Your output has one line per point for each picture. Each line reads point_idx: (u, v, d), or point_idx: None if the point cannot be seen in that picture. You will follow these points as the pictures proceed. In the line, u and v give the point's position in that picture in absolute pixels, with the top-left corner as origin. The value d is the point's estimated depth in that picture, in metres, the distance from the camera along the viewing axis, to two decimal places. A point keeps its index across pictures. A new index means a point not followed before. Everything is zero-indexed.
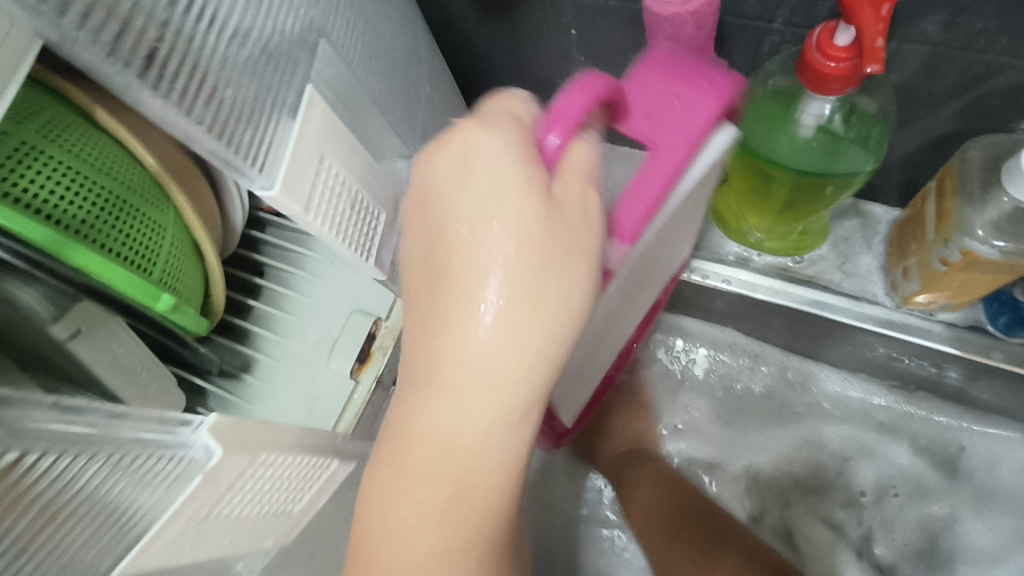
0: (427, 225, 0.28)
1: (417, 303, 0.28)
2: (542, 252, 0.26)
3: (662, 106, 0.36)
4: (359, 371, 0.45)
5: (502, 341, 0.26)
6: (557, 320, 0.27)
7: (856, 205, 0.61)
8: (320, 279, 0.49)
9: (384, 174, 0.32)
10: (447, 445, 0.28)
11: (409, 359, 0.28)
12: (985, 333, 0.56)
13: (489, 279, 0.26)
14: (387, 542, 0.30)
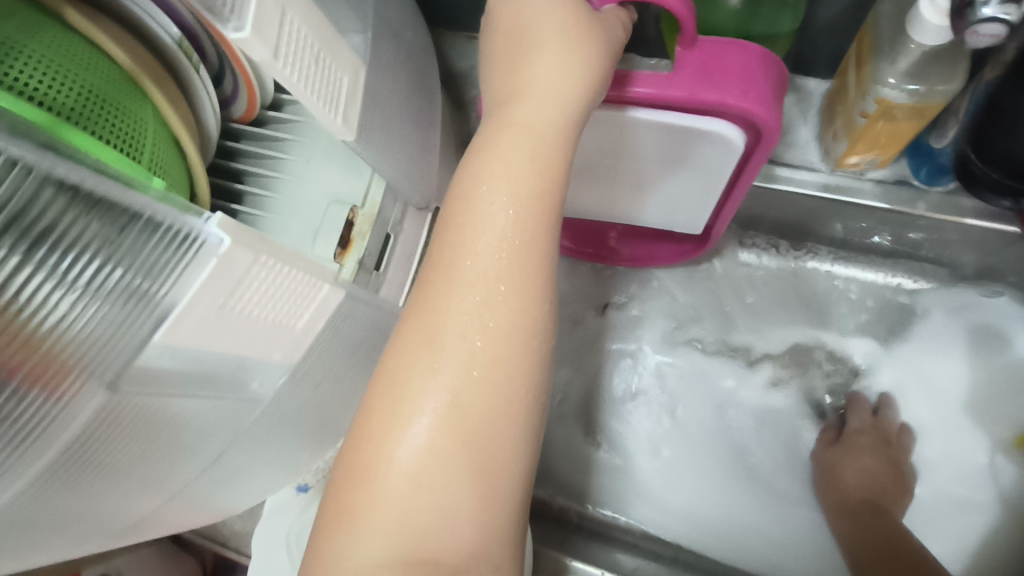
0: (500, 38, 0.43)
1: (506, 55, 0.42)
2: (576, 32, 0.41)
3: (714, 66, 0.46)
4: (342, 256, 0.49)
5: (553, 97, 0.40)
6: (587, 90, 0.41)
7: (792, 81, 0.65)
8: (296, 179, 0.53)
9: (341, 43, 0.35)
10: (513, 181, 0.39)
11: (499, 93, 0.42)
12: (910, 186, 0.62)
13: (548, 31, 0.41)
14: (451, 232, 0.40)
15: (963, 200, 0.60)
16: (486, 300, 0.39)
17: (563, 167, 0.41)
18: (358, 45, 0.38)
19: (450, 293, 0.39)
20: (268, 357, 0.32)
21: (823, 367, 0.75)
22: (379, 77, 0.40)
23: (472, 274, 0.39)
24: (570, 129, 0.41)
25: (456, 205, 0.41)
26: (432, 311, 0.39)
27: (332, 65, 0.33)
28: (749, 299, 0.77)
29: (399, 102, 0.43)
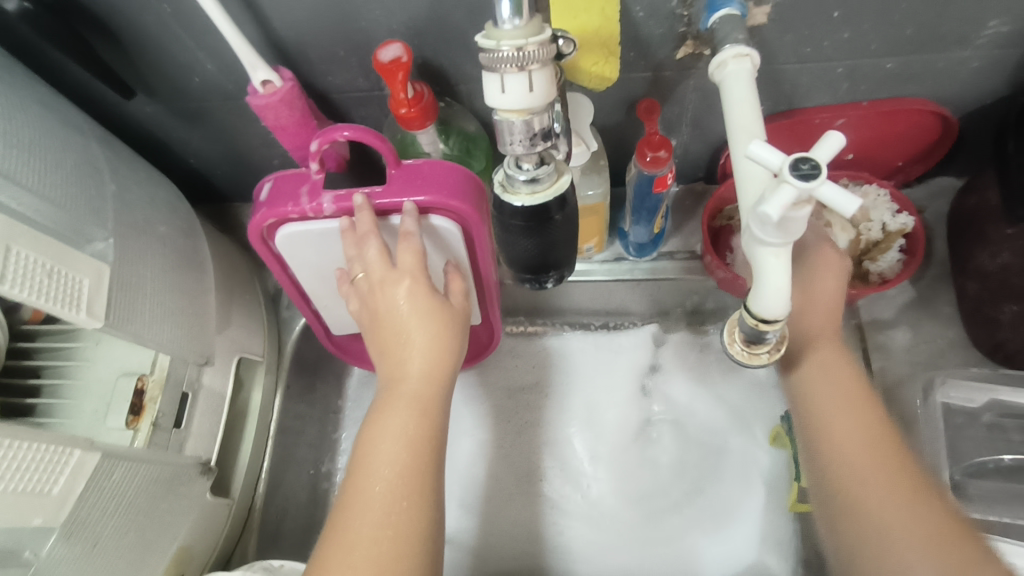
0: (379, 326, 0.53)
1: (381, 324, 0.53)
2: (435, 311, 0.53)
3: (416, 176, 0.53)
4: (135, 422, 0.54)
5: (429, 366, 0.52)
6: (452, 351, 0.53)
7: None
8: (88, 361, 0.58)
9: (80, 253, 0.45)
10: (406, 429, 0.50)
11: (385, 351, 0.53)
12: (627, 259, 0.79)
13: (405, 299, 0.52)
14: (359, 476, 0.48)
15: (666, 262, 0.78)
16: (387, 528, 0.46)
17: (443, 417, 0.52)
18: (102, 249, 0.48)
19: (355, 524, 0.46)
20: (28, 522, 0.39)
21: (636, 406, 0.85)
22: (126, 271, 0.49)
23: (385, 510, 0.47)
24: (442, 387, 0.53)
25: (362, 457, 0.49)
26: (352, 546, 0.45)
27: (70, 274, 0.43)
28: (560, 366, 0.88)
29: (161, 288, 0.53)
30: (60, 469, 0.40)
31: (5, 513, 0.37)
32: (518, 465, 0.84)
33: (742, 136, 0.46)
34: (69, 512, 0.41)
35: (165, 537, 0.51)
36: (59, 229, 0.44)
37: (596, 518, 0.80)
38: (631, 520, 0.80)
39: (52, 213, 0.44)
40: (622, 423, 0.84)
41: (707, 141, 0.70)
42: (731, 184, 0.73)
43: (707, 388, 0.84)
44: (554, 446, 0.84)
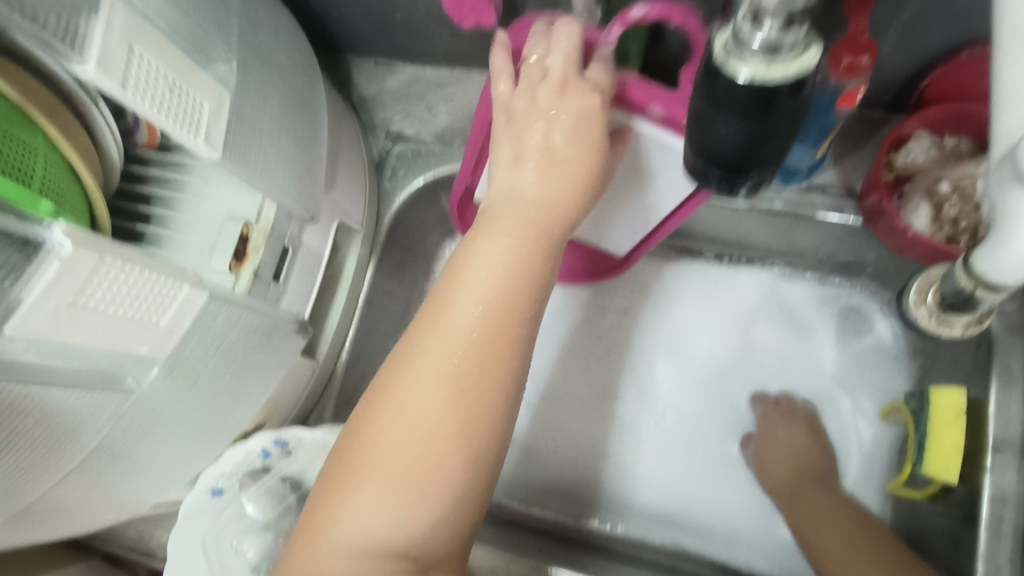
0: (510, 139, 0.52)
1: (515, 135, 0.52)
2: (575, 139, 0.49)
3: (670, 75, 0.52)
4: (237, 267, 0.53)
5: (547, 197, 0.49)
6: (587, 187, 0.50)
7: None
8: (196, 197, 0.57)
9: (200, 70, 0.41)
10: (502, 258, 0.47)
11: (508, 159, 0.51)
12: (769, 187, 0.69)
13: (552, 121, 0.50)
14: (448, 291, 0.47)
15: (816, 197, 0.67)
16: (463, 355, 0.45)
17: (548, 257, 0.49)
18: (223, 73, 0.44)
19: (433, 337, 0.46)
20: (135, 349, 0.37)
21: (741, 348, 0.79)
22: (245, 103, 0.45)
23: (467, 333, 0.45)
24: (557, 228, 0.50)
25: (457, 273, 0.48)
26: (425, 362, 0.45)
27: (189, 92, 0.39)
28: (666, 292, 0.81)
29: (279, 131, 0.49)
30: (169, 303, 0.37)
31: (111, 336, 0.35)
32: (599, 384, 0.80)
33: (1006, 42, 0.35)
34: (173, 346, 0.40)
35: (258, 385, 0.51)
36: (181, 41, 0.40)
37: (664, 445, 0.77)
38: (713, 459, 0.76)
39: (177, 22, 0.40)
40: (719, 362, 0.79)
41: (912, 55, 0.58)
42: (920, 117, 0.60)
43: (827, 351, 0.77)
44: (641, 372, 0.80)
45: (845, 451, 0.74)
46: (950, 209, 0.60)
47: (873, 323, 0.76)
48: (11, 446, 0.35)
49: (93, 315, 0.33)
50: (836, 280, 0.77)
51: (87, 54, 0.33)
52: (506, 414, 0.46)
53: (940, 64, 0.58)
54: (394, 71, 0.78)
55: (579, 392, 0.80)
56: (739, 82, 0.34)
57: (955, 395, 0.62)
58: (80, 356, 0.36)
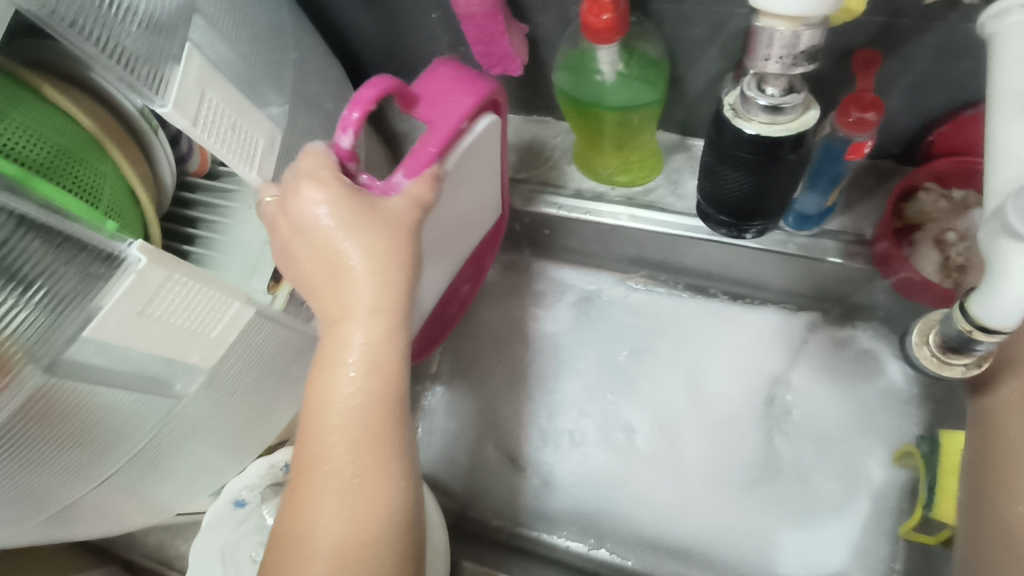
0: (315, 254, 0.46)
1: (322, 253, 0.45)
2: (373, 236, 0.45)
3: (436, 101, 0.56)
4: (275, 288, 0.58)
5: (376, 291, 0.44)
6: (406, 273, 0.45)
7: (684, 142, 0.77)
8: (239, 222, 0.61)
9: (258, 113, 0.46)
10: (356, 375, 0.44)
11: (324, 275, 0.46)
12: (782, 231, 0.71)
13: (337, 231, 0.44)
14: (312, 424, 0.45)
15: (827, 241, 0.70)
16: (353, 466, 0.44)
17: (404, 354, 0.46)
18: (276, 114, 0.48)
19: (305, 471, 0.45)
20: (187, 357, 0.40)
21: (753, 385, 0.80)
22: (291, 143, 0.50)
23: (346, 446, 0.44)
24: (394, 315, 0.45)
25: (315, 402, 0.45)
26: (318, 490, 0.44)
27: (247, 130, 0.44)
28: (678, 324, 0.85)
29: None
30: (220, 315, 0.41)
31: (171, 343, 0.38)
32: (612, 414, 0.82)
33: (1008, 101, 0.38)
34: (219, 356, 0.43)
35: (289, 398, 0.54)
36: (241, 81, 0.45)
37: (682, 476, 0.77)
38: (729, 490, 0.76)
39: (241, 67, 0.45)
40: (729, 398, 0.80)
41: (920, 111, 0.61)
42: (930, 168, 0.63)
43: (838, 392, 0.78)
44: (654, 402, 0.81)
45: (865, 496, 0.73)
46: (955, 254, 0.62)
47: (876, 364, 0.78)
48: (72, 441, 0.38)
49: (157, 324, 0.37)
50: (843, 324, 0.79)
51: (169, 98, 0.38)
52: (411, 490, 0.46)
53: (948, 119, 0.61)
54: None
55: (588, 424, 0.82)
56: (747, 135, 0.46)
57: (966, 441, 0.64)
58: (136, 362, 0.39)
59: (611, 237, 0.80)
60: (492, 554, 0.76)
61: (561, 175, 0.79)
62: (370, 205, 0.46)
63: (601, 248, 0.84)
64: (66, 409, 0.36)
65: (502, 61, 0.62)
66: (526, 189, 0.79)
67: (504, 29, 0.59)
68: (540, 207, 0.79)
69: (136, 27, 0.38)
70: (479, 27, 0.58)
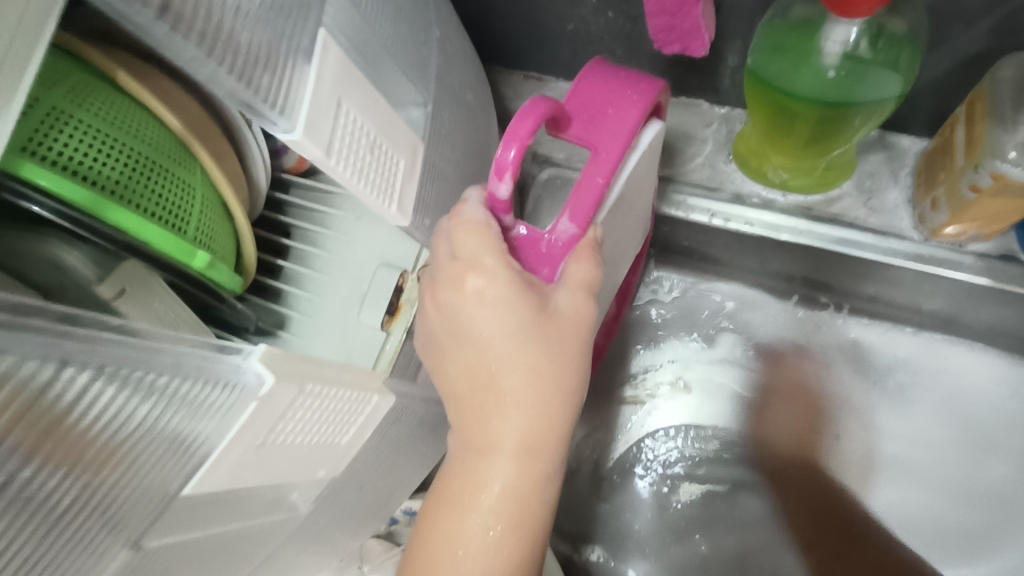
0: (462, 362, 0.40)
1: (473, 366, 0.40)
2: (537, 357, 0.38)
3: (599, 110, 0.44)
4: (390, 323, 0.46)
5: (529, 426, 0.39)
6: (568, 404, 0.39)
7: (883, 138, 0.61)
8: (346, 236, 0.50)
9: (399, 121, 0.35)
10: (497, 521, 0.39)
11: (472, 392, 0.40)
12: (1017, 262, 0.56)
13: (497, 343, 0.38)
14: (435, 569, 0.39)
15: None
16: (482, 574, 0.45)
17: (550, 497, 0.40)
18: (416, 118, 0.37)
19: None
20: (314, 473, 0.39)
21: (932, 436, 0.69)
22: (435, 151, 0.39)
23: None
24: (550, 454, 0.39)
25: (440, 545, 0.39)
26: None
27: (388, 150, 0.34)
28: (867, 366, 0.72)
29: (454, 173, 0.42)
30: (350, 421, 0.39)
31: (299, 462, 0.37)
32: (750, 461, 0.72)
33: None
34: (347, 461, 0.42)
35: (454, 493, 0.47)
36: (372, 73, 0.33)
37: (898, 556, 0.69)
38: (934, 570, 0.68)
39: (373, 49, 0.34)
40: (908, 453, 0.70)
41: None
42: None
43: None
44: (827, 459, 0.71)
45: None
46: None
47: None
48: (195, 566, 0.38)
49: (279, 445, 0.35)
50: None
51: (293, 118, 0.28)
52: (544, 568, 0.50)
53: None
54: (546, 87, 0.69)
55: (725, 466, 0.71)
56: None
57: None
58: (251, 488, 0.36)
59: (773, 253, 0.65)
60: None
61: (716, 174, 0.64)
62: (539, 309, 0.38)
63: (754, 265, 0.69)
64: (163, 560, 0.35)
65: (684, 37, 0.47)
66: (669, 190, 0.64)
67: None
68: (677, 212, 0.64)
69: (259, 7, 0.28)
70: None
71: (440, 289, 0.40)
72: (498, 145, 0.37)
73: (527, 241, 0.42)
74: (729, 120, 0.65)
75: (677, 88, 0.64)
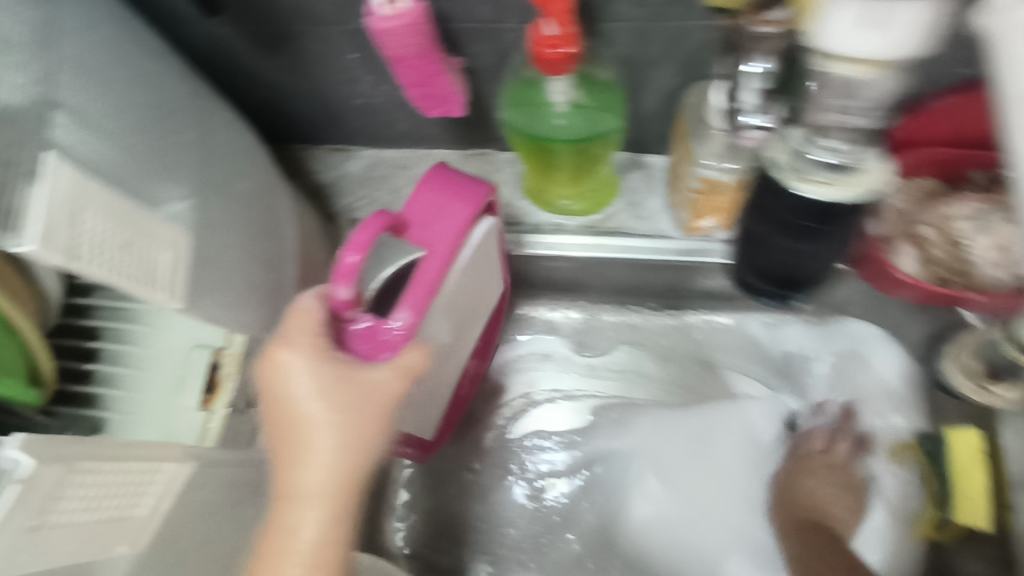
0: (279, 418, 0.43)
1: (287, 418, 0.43)
2: (341, 393, 0.42)
3: (431, 212, 0.49)
4: (210, 402, 0.48)
5: (332, 468, 0.41)
6: (370, 445, 0.43)
7: (636, 159, 0.72)
8: (154, 328, 0.50)
9: (160, 221, 0.39)
10: (301, 566, 0.40)
11: (286, 442, 0.42)
12: None
13: (303, 391, 0.42)
14: None
15: None
16: None
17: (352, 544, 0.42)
18: (177, 211, 0.42)
19: None
20: (112, 549, 0.39)
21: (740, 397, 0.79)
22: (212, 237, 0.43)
23: None
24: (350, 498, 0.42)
25: None
26: None
27: (147, 248, 0.37)
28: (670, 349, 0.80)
29: (237, 251, 0.46)
30: (144, 490, 0.41)
31: (89, 540, 0.37)
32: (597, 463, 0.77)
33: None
34: (149, 537, 0.42)
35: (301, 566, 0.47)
36: (123, 183, 0.38)
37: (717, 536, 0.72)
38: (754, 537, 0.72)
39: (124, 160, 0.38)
40: None
41: None
42: (919, 154, 0.61)
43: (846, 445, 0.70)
44: None
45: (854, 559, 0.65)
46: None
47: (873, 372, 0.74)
48: None
49: (59, 525, 0.35)
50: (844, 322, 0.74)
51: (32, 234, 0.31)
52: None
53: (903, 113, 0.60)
54: (350, 156, 0.75)
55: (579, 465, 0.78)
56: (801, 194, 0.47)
57: (970, 437, 0.62)
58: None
59: (575, 268, 0.74)
60: None
61: (513, 211, 0.73)
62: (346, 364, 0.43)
63: (565, 282, 0.78)
64: None
65: (441, 102, 0.55)
66: None
67: (440, 70, 0.51)
68: None
69: None
70: (414, 71, 0.50)
71: (263, 361, 0.44)
72: (339, 255, 0.41)
73: (366, 332, 0.44)
74: (514, 162, 0.74)
75: (464, 143, 0.73)
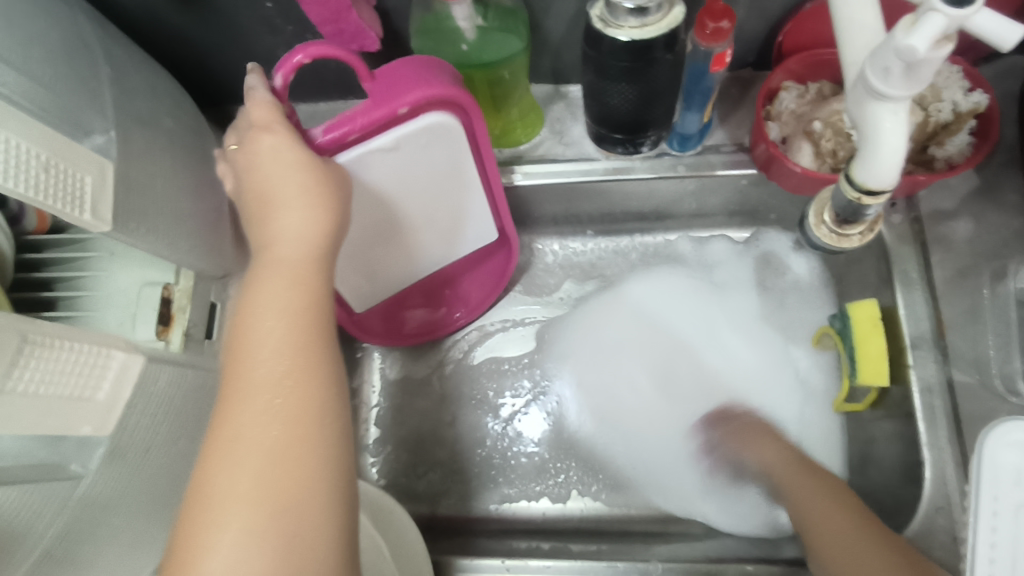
0: (250, 196, 0.49)
1: (255, 197, 0.49)
2: (302, 166, 0.49)
3: (397, 78, 0.52)
4: (166, 333, 0.52)
5: (304, 224, 0.47)
6: (332, 206, 0.49)
7: (559, 91, 0.77)
8: (105, 273, 0.54)
9: (78, 146, 0.43)
10: (284, 304, 0.44)
11: (259, 221, 0.48)
12: (669, 155, 0.72)
13: (267, 163, 0.48)
14: (239, 378, 0.42)
15: (712, 156, 0.72)
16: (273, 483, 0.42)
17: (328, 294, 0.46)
18: (103, 143, 0.46)
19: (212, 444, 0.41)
20: (77, 428, 0.42)
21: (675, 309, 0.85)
22: None
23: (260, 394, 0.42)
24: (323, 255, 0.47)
25: (238, 353, 0.43)
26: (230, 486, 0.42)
27: (69, 170, 0.42)
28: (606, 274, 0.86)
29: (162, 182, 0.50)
30: (100, 375, 0.43)
31: (52, 417, 0.40)
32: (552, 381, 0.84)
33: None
34: (114, 420, 0.44)
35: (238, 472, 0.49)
36: (49, 114, 0.42)
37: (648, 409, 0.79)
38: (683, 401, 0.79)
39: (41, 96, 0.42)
40: None
41: (764, 14, 0.66)
42: (800, 57, 0.67)
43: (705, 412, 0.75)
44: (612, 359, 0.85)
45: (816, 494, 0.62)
46: (967, 98, 0.60)
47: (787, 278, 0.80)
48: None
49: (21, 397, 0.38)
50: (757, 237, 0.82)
51: None
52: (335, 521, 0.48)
53: (790, 18, 0.66)
54: None
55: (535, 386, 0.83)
56: (620, 41, 0.53)
57: (871, 306, 0.69)
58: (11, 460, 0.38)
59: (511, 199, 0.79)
60: (472, 541, 0.76)
61: None
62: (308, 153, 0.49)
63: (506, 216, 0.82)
64: None
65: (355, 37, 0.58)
66: None
67: (349, 3, 0.55)
68: None
69: None
70: (323, 7, 0.53)
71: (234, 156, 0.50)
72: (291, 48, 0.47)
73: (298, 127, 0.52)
74: None
75: None
